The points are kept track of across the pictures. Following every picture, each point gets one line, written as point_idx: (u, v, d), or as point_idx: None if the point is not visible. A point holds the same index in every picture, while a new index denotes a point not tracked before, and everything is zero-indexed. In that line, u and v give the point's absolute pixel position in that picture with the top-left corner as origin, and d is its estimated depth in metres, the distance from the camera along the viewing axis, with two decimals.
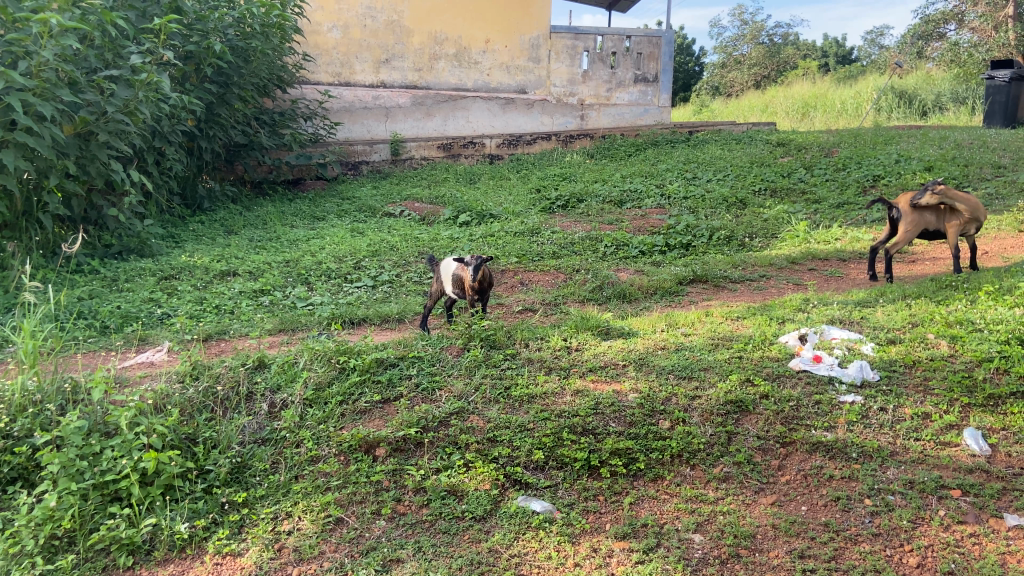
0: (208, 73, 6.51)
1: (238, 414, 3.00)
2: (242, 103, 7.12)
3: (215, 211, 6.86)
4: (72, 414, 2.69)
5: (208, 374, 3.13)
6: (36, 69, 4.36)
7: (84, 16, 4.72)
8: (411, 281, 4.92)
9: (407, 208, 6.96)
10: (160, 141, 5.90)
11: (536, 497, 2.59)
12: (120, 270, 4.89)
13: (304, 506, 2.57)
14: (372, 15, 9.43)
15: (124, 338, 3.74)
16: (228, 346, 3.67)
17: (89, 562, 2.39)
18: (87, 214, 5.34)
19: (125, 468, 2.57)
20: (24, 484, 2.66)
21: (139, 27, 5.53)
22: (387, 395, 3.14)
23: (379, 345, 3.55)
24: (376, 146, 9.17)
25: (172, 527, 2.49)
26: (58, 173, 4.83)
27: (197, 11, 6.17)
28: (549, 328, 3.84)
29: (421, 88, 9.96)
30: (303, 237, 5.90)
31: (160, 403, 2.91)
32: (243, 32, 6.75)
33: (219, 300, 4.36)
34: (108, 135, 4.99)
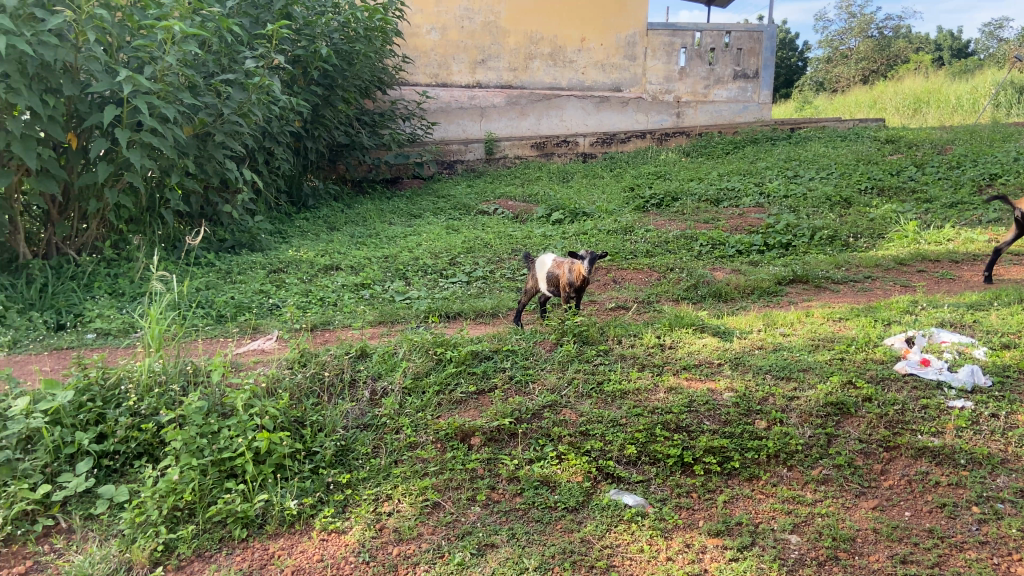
0: (314, 76, 6.80)
1: (342, 400, 3.15)
2: (345, 104, 7.39)
3: (319, 208, 7.17)
4: (193, 395, 2.90)
5: (315, 361, 3.30)
6: (161, 73, 4.69)
7: (204, 23, 5.05)
8: (505, 277, 5.00)
9: (501, 206, 7.07)
10: (270, 141, 6.22)
11: (629, 491, 2.62)
12: (233, 263, 5.19)
13: (403, 489, 2.69)
14: (469, 16, 9.66)
15: (238, 327, 3.98)
16: (332, 336, 3.83)
17: (207, 533, 2.57)
18: (204, 210, 5.70)
19: (240, 446, 2.75)
20: (148, 458, 2.91)
21: (252, 33, 5.86)
22: (482, 386, 3.23)
23: (474, 338, 3.64)
24: (471, 145, 9.40)
25: (282, 504, 2.64)
26: (179, 171, 5.16)
27: (305, 16, 6.46)
28: (643, 325, 3.83)
29: (516, 88, 10.07)
30: (401, 234, 6.10)
31: (272, 387, 3.10)
32: (347, 36, 7.02)
33: (323, 293, 4.57)
34: (224, 136, 5.31)
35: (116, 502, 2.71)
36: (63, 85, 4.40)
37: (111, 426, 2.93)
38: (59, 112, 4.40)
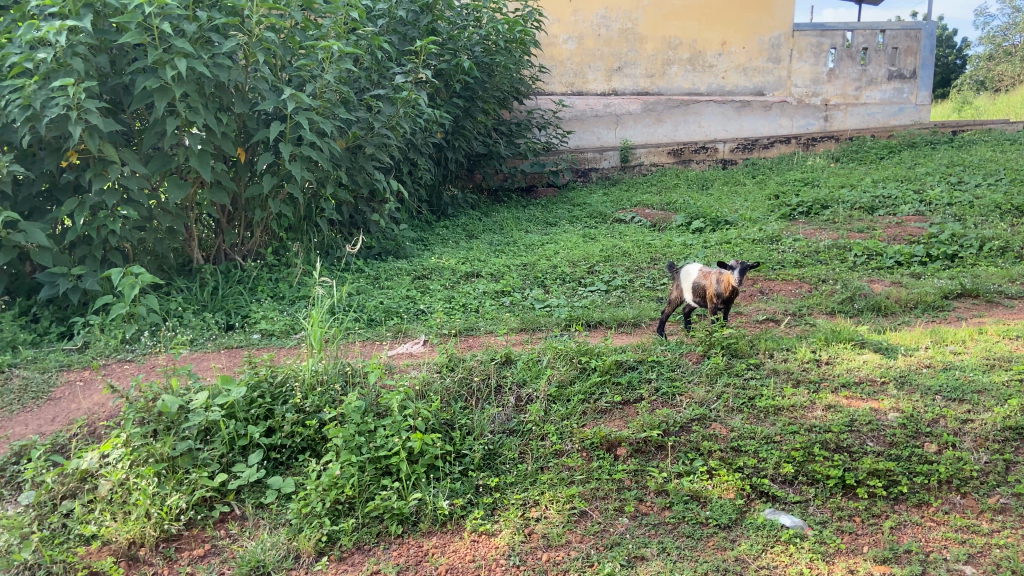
0: (457, 89, 7.02)
1: (489, 405, 3.22)
2: (484, 115, 7.58)
3: (458, 216, 7.38)
4: (352, 395, 3.06)
5: (462, 366, 3.38)
6: (320, 90, 4.99)
7: (358, 42, 5.34)
8: (645, 286, 4.95)
9: (638, 214, 7.00)
10: (414, 153, 6.48)
11: (785, 511, 2.56)
12: (381, 269, 5.43)
13: (550, 496, 2.72)
14: (606, 24, 9.66)
15: (388, 331, 4.17)
16: (477, 341, 3.93)
17: (366, 527, 2.70)
18: (354, 218, 5.99)
19: (395, 446, 2.87)
20: (311, 453, 3.11)
21: (401, 50, 6.13)
22: (627, 397, 3.21)
23: (619, 347, 3.61)
24: (606, 153, 9.50)
25: (435, 503, 2.74)
26: (333, 183, 5.46)
27: (449, 31, 6.69)
28: (795, 339, 3.67)
29: (653, 94, 9.96)
30: (539, 242, 6.17)
31: (423, 390, 3.22)
32: (488, 49, 7.21)
33: (466, 299, 4.71)
34: (375, 149, 5.58)
35: (283, 493, 2.91)
36: (235, 103, 4.77)
37: (279, 422, 3.14)
38: (231, 129, 4.78)
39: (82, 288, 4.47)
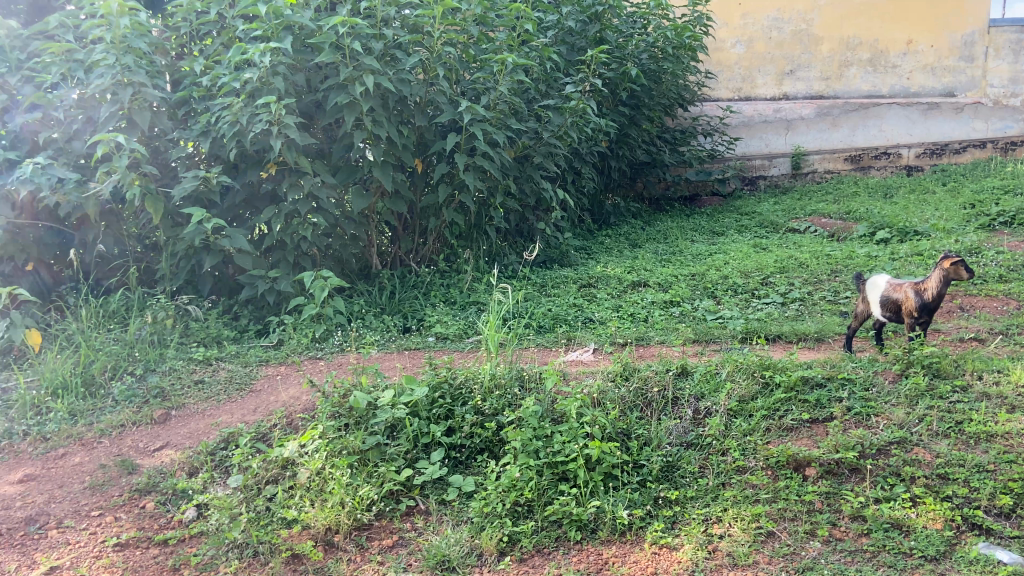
0: (623, 97, 7.01)
1: (666, 416, 3.15)
2: (649, 123, 7.52)
3: (620, 225, 7.34)
4: (530, 399, 3.11)
5: (637, 376, 3.34)
6: (494, 102, 5.13)
7: (530, 53, 5.45)
8: (825, 300, 4.69)
9: (814, 223, 6.66)
10: (579, 162, 6.53)
11: (1003, 547, 2.32)
12: (548, 277, 5.48)
13: (733, 514, 2.63)
14: (779, 26, 9.25)
15: (557, 337, 4.21)
16: (650, 352, 3.89)
17: (545, 531, 2.73)
18: (520, 227, 6.10)
19: (573, 452, 2.89)
20: (489, 454, 3.20)
21: (570, 60, 6.20)
22: (815, 415, 3.05)
23: (803, 363, 3.44)
24: (776, 160, 9.22)
25: (614, 512, 2.73)
26: (502, 192, 5.59)
27: (617, 39, 6.70)
28: (1007, 361, 3.34)
29: (828, 98, 9.40)
30: (706, 252, 6.01)
31: (598, 398, 3.21)
32: (655, 56, 7.15)
33: (634, 308, 4.66)
34: (543, 157, 5.67)
35: (464, 491, 3.02)
36: (415, 116, 4.99)
37: (458, 422, 3.25)
38: (410, 141, 5.01)
39: (276, 289, 4.82)
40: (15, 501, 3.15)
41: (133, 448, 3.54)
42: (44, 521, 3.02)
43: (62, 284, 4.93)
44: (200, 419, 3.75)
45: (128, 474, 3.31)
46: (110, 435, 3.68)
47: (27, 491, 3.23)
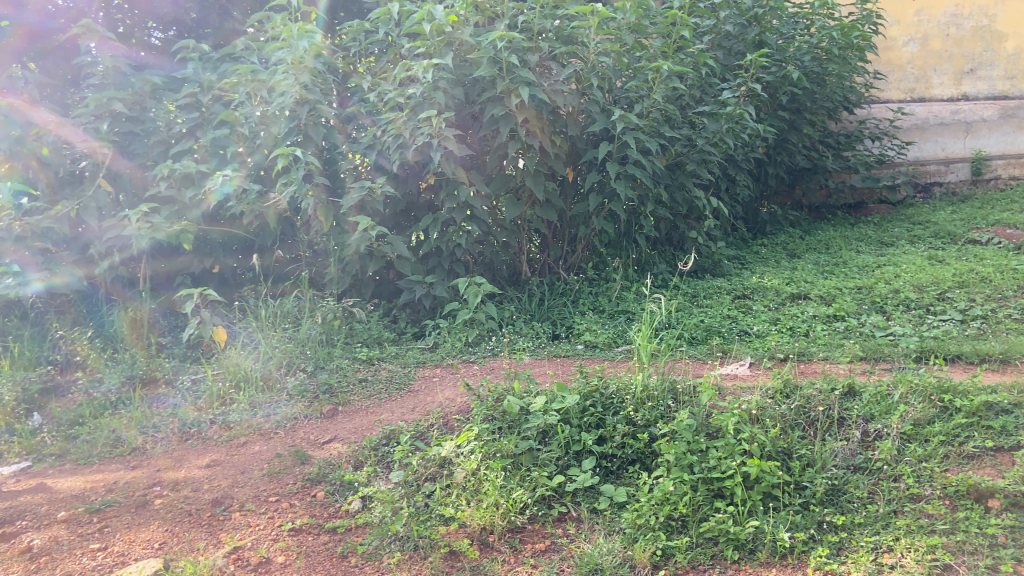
0: (783, 101, 6.74)
1: (831, 438, 3.02)
2: (811, 127, 7.20)
3: (778, 234, 7.06)
4: (684, 412, 3.05)
5: (799, 394, 3.17)
6: (648, 110, 5.09)
7: (686, 59, 5.35)
8: (1011, 319, 4.31)
9: (998, 234, 6.12)
10: (734, 169, 6.35)
11: None
12: (700, 287, 5.35)
13: (906, 543, 2.54)
14: (957, 22, 8.60)
15: (711, 350, 4.14)
16: (814, 369, 3.71)
17: (701, 547, 2.69)
18: (671, 236, 5.98)
19: (730, 468, 2.82)
20: (641, 466, 3.19)
21: (727, 65, 6.05)
22: (1000, 443, 2.86)
23: (988, 386, 3.18)
24: (954, 165, 8.54)
25: (775, 533, 2.67)
26: (653, 201, 5.52)
27: (778, 42, 6.47)
28: None
29: (1014, 98, 8.71)
30: (874, 264, 5.66)
31: (757, 415, 3.09)
32: (819, 58, 6.84)
33: (794, 322, 4.47)
34: (696, 165, 5.56)
35: (616, 501, 3.03)
36: (568, 126, 5.03)
37: (610, 431, 3.26)
38: (563, 151, 5.05)
39: (432, 295, 5.01)
40: (204, 484, 3.49)
41: (305, 440, 3.81)
42: (229, 504, 3.31)
43: (242, 286, 5.38)
44: (365, 415, 3.98)
45: (301, 464, 3.57)
46: (284, 427, 3.99)
47: (214, 475, 3.56)
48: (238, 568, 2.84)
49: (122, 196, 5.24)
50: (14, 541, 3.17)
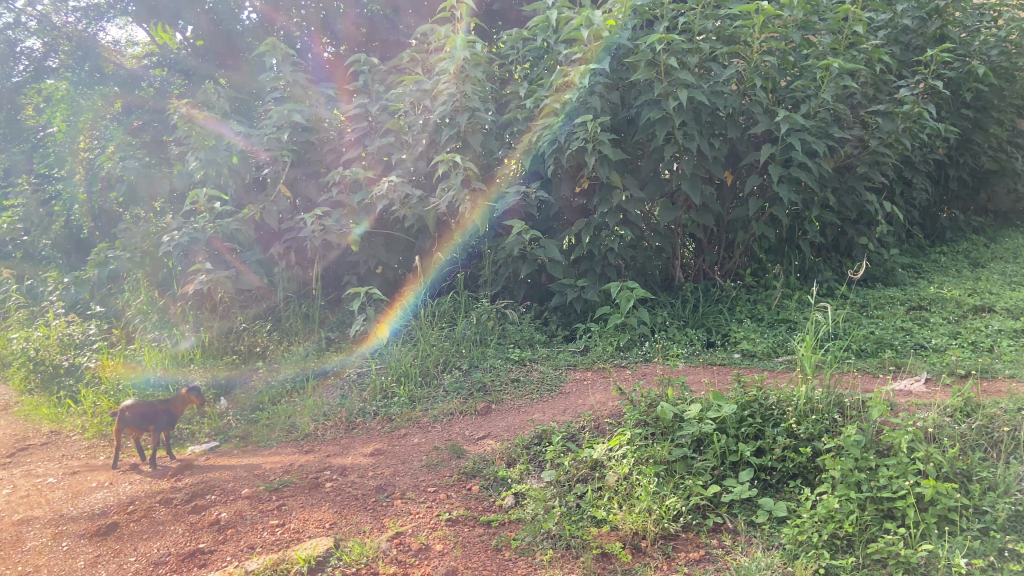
0: (967, 98, 6.22)
1: (1017, 460, 2.82)
2: (999, 126, 6.62)
3: (958, 242, 6.54)
4: (851, 427, 2.91)
5: (981, 414, 3.02)
6: (814, 110, 4.86)
7: (857, 56, 5.06)
8: None
9: None
10: (910, 171, 5.94)
11: None
12: (869, 296, 5.04)
13: None
14: None
15: (881, 363, 3.93)
16: (1000, 387, 3.42)
17: (867, 569, 2.53)
18: (837, 242, 5.68)
19: (902, 489, 2.67)
20: (803, 481, 3.07)
21: (902, 61, 5.67)
22: None
23: None
24: None
25: (950, 559, 2.45)
26: (819, 205, 5.26)
27: (962, 35, 5.99)
28: None
29: None
30: None
31: (932, 433, 2.95)
32: (1010, 50, 6.27)
33: (976, 336, 4.13)
34: (868, 167, 5.25)
35: (775, 515, 2.92)
36: (728, 128, 4.89)
37: (769, 443, 3.15)
38: (722, 154, 4.90)
39: (583, 299, 4.97)
40: (369, 471, 3.72)
41: (460, 435, 3.96)
42: (391, 491, 3.50)
43: (402, 286, 5.67)
44: (516, 414, 4.07)
45: (457, 457, 3.72)
46: (441, 421, 4.16)
47: (378, 463, 3.79)
48: (399, 552, 2.99)
49: (298, 200, 5.76)
50: (205, 513, 3.52)
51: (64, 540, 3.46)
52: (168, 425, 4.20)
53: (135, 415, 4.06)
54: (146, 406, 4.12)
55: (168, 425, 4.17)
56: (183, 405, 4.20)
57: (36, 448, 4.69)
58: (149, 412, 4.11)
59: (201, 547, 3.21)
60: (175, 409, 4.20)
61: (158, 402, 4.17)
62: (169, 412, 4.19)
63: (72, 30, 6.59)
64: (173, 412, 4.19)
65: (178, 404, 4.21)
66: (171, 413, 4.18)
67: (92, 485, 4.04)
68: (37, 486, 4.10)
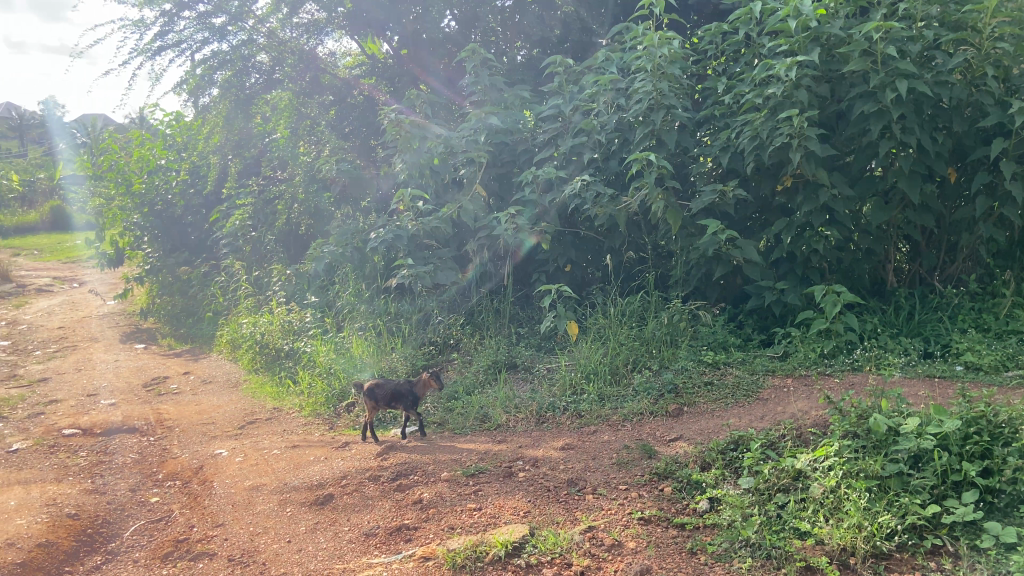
0: None
1: None
2: None
3: None
4: None
5: None
6: None
7: None
8: None
9: None
10: None
11: None
12: None
13: None
14: None
15: None
16: None
17: None
18: None
19: None
20: None
21: None
22: None
23: None
24: None
25: None
26: None
27: None
28: None
29: None
30: None
31: None
32: None
33: None
34: None
35: (1003, 541, 2.64)
36: (954, 121, 4.48)
37: (998, 463, 2.88)
38: (946, 149, 4.52)
39: (782, 301, 4.74)
40: (560, 464, 3.80)
41: (651, 435, 3.94)
42: (582, 486, 3.55)
43: (591, 284, 5.70)
44: (710, 417, 3.98)
45: (648, 458, 3.69)
46: (631, 420, 4.16)
47: (569, 457, 3.86)
48: (593, 545, 3.03)
49: (492, 200, 5.89)
50: (409, 492, 3.76)
51: (289, 506, 3.85)
52: (411, 407, 4.54)
53: (383, 392, 4.50)
54: (394, 386, 4.54)
55: (409, 406, 4.52)
56: (424, 389, 4.51)
57: (262, 422, 5.25)
58: (396, 392, 4.52)
59: (407, 524, 3.43)
60: (417, 392, 4.53)
61: (404, 384, 4.56)
62: (413, 394, 4.54)
63: (294, 45, 7.04)
64: (415, 395, 4.54)
65: (420, 388, 4.56)
66: (413, 396, 4.53)
67: (310, 458, 4.45)
68: (265, 456, 4.59)
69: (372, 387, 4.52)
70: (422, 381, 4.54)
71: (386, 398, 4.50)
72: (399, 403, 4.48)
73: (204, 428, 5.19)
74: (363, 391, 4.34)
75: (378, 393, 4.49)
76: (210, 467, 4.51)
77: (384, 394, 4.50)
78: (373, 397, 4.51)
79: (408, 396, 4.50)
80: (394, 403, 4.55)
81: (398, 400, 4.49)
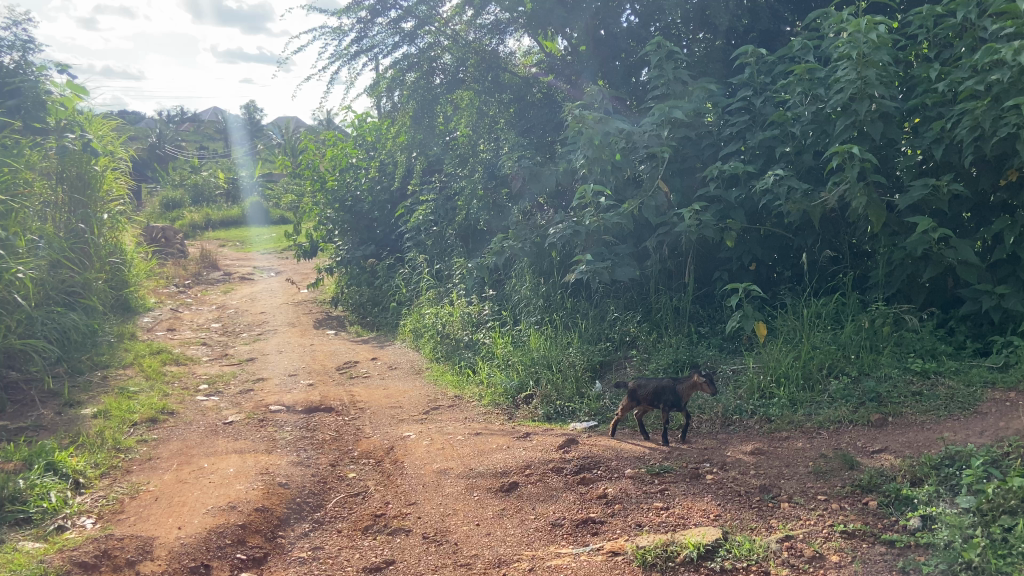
0: None
1: None
2: None
3: None
4: None
5: None
6: None
7: None
8: None
9: None
10: None
11: None
12: None
13: None
14: None
15: None
16: None
17: None
18: None
19: None
20: None
21: None
22: None
23: None
24: None
25: None
26: None
27: None
28: None
29: None
30: None
31: None
32: None
33: None
34: None
35: None
36: None
37: None
38: None
39: (1003, 308, 4.31)
40: (751, 469, 3.68)
41: (851, 445, 3.73)
42: (776, 493, 3.42)
43: (778, 284, 5.48)
44: (920, 430, 3.70)
45: (849, 469, 3.50)
46: (827, 429, 3.97)
47: (760, 462, 3.74)
48: (792, 556, 2.91)
49: (675, 196, 5.73)
50: (594, 486, 3.79)
51: (476, 491, 3.99)
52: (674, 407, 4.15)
53: (645, 393, 4.21)
54: (656, 384, 4.22)
55: (671, 406, 4.14)
56: (689, 389, 4.13)
57: (445, 409, 5.48)
58: (657, 391, 4.20)
59: (593, 517, 3.46)
60: (681, 391, 4.17)
61: (669, 384, 4.21)
62: (677, 393, 4.19)
63: (477, 46, 7.34)
64: (678, 395, 4.13)
65: (686, 388, 4.17)
66: (674, 395, 4.14)
67: (493, 446, 4.59)
68: (450, 441, 4.78)
69: (634, 388, 4.26)
70: (687, 381, 4.13)
71: (649, 399, 4.21)
72: (664, 405, 4.16)
73: (393, 412, 5.50)
74: (616, 387, 4.19)
75: (640, 395, 4.21)
76: (400, 448, 4.76)
77: (646, 395, 4.21)
78: (635, 399, 4.24)
79: (672, 396, 4.15)
80: (659, 404, 4.24)
81: (657, 398, 4.16)
